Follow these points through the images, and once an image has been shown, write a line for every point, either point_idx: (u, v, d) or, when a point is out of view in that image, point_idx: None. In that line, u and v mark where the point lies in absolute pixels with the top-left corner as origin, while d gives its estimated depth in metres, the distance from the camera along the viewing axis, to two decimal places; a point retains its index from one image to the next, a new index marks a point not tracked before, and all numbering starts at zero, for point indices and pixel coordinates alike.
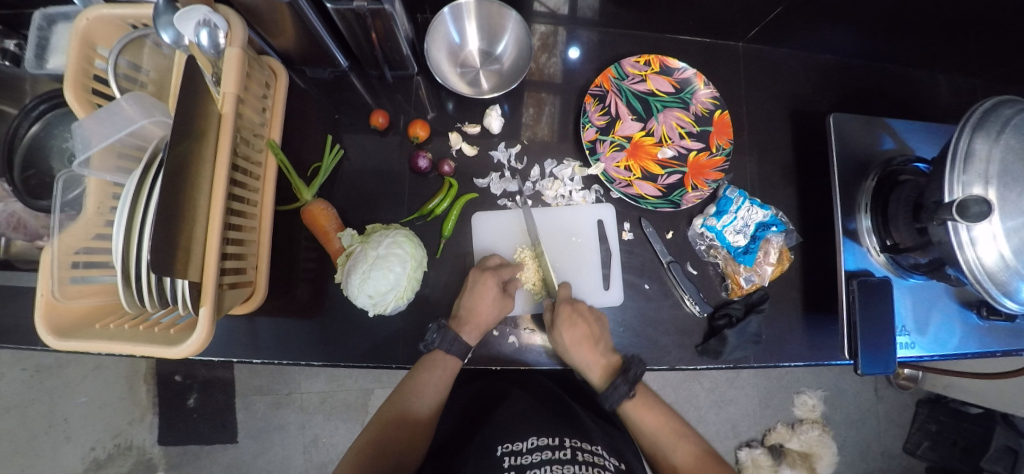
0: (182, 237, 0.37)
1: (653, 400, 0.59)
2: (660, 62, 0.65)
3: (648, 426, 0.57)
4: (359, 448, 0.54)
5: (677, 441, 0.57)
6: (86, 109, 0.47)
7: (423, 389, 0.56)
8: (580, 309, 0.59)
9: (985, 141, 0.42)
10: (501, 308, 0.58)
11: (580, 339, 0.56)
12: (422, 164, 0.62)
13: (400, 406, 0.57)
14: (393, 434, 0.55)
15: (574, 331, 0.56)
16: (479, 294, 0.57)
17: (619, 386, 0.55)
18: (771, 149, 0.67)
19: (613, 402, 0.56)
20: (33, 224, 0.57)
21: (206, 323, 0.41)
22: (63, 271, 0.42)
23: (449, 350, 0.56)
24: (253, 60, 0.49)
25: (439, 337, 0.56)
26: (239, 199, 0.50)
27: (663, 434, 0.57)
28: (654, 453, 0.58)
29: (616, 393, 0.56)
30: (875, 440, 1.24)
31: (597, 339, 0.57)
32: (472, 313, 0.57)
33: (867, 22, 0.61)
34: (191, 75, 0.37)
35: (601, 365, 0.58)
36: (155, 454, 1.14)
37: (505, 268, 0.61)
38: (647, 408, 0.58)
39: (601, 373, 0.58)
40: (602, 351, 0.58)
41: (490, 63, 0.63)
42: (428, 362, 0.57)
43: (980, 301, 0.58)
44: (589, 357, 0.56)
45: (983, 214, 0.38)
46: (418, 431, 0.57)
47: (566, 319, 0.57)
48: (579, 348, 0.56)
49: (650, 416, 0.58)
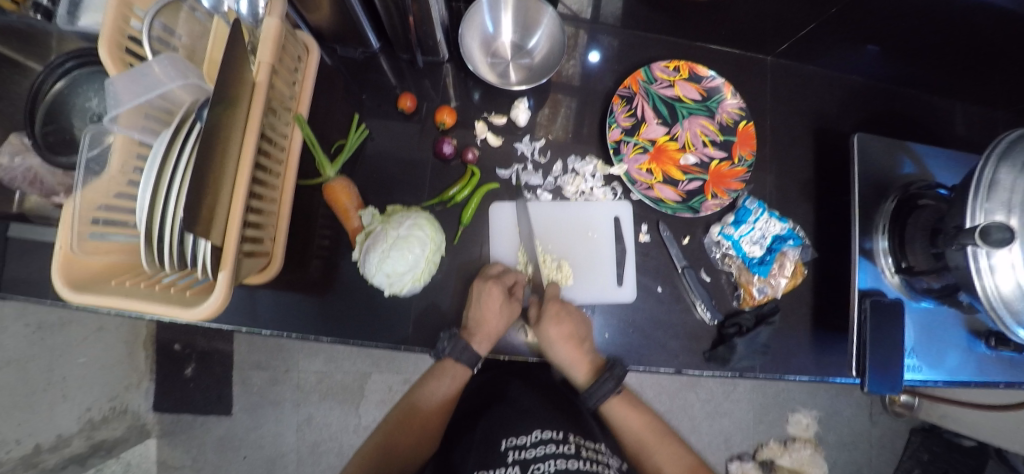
0: (208, 198, 0.37)
1: (636, 400, 0.61)
2: (689, 69, 0.65)
3: (631, 425, 0.59)
4: (365, 454, 0.56)
5: (659, 441, 0.59)
6: (119, 69, 0.46)
7: (431, 396, 0.59)
8: (568, 308, 0.59)
9: (1011, 171, 0.42)
10: (508, 315, 0.57)
11: (566, 336, 0.57)
12: (447, 150, 0.62)
13: (409, 412, 0.59)
14: (398, 441, 0.56)
15: (560, 327, 0.57)
16: (485, 304, 0.56)
17: (605, 383, 0.56)
18: (792, 164, 0.67)
19: (598, 398, 0.57)
20: (50, 180, 0.56)
21: (224, 287, 0.41)
22: (84, 226, 0.41)
23: (459, 359, 0.57)
24: (289, 34, 0.49)
25: (451, 346, 0.56)
26: (264, 169, 0.50)
27: (645, 433, 0.59)
28: (639, 454, 0.60)
29: (603, 391, 0.57)
30: (866, 464, 1.25)
31: (581, 339, 0.58)
32: (480, 324, 0.56)
33: (899, 47, 0.61)
34: (231, 42, 0.37)
35: (585, 364, 0.58)
36: (148, 420, 1.15)
37: (507, 276, 0.59)
38: (629, 407, 0.60)
39: (587, 372, 0.58)
40: (585, 351, 0.58)
41: (522, 57, 0.63)
42: (438, 370, 0.60)
43: (990, 331, 0.58)
44: (572, 355, 0.57)
45: (1005, 241, 0.38)
46: (424, 438, 0.58)
47: (552, 316, 0.57)
48: (562, 343, 0.57)
49: (635, 416, 0.60)
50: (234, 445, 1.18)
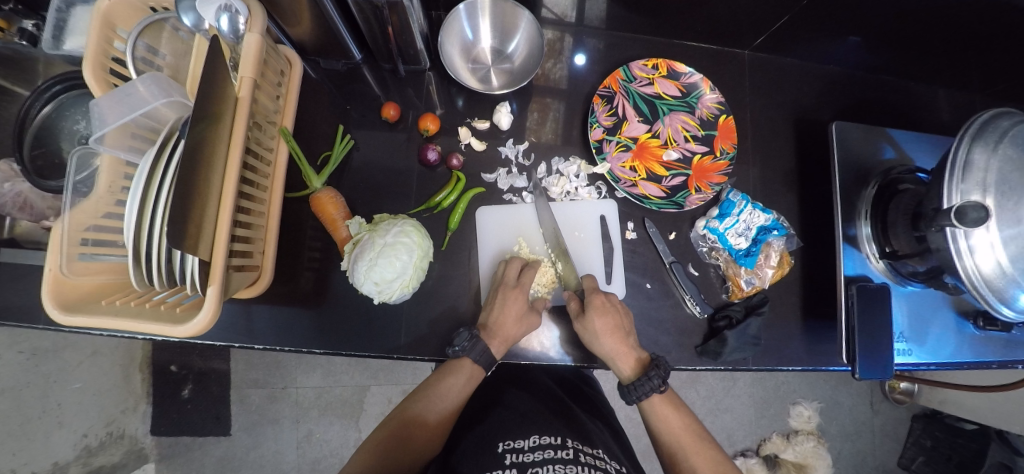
0: (195, 213, 0.37)
1: (679, 402, 0.60)
2: (667, 67, 0.66)
3: (671, 426, 0.58)
4: (374, 442, 0.54)
5: (698, 445, 0.57)
6: (104, 89, 0.47)
7: (446, 393, 0.58)
8: (612, 300, 0.58)
9: (983, 151, 0.43)
10: (525, 324, 0.58)
11: (612, 329, 0.56)
12: (431, 157, 0.63)
13: (418, 407, 0.58)
14: (411, 431, 0.56)
15: (605, 320, 0.56)
16: (506, 308, 0.57)
17: (652, 379, 0.54)
18: (774, 156, 0.68)
19: (641, 394, 0.55)
20: (40, 205, 0.57)
21: (214, 302, 0.41)
22: (72, 247, 0.42)
23: (477, 360, 0.57)
24: (270, 49, 0.50)
25: (470, 345, 0.56)
26: (250, 183, 0.50)
27: (684, 435, 0.58)
28: (674, 455, 0.58)
29: (648, 385, 0.55)
30: (870, 454, 1.24)
31: (626, 332, 0.57)
32: (499, 326, 0.57)
33: (870, 36, 0.62)
34: (212, 58, 0.38)
35: (631, 357, 0.57)
36: (146, 444, 1.14)
37: (527, 279, 0.60)
38: (672, 407, 0.59)
39: (632, 367, 0.57)
40: (631, 344, 0.57)
41: (502, 62, 0.65)
42: (454, 367, 0.59)
43: (976, 311, 0.59)
44: (617, 347, 0.55)
45: (981, 220, 0.38)
46: (437, 432, 0.58)
47: (598, 307, 0.56)
48: (609, 336, 0.55)
49: (676, 416, 0.58)
50: (234, 465, 1.17)
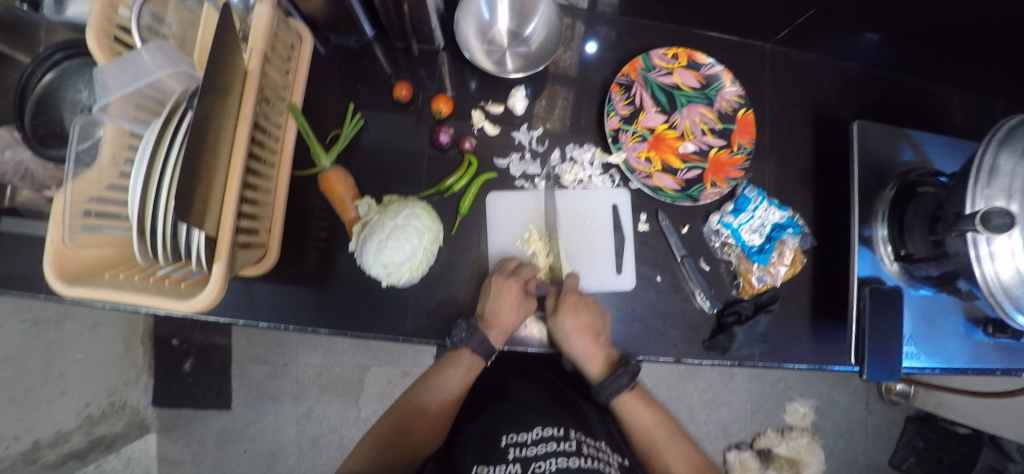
0: (202, 187, 0.36)
1: (648, 398, 0.61)
2: (687, 57, 0.64)
3: (642, 423, 0.59)
4: (377, 435, 0.57)
5: (671, 441, 0.59)
6: (108, 56, 0.45)
7: (440, 395, 0.59)
8: (586, 300, 0.59)
9: (1010, 156, 0.41)
10: (523, 310, 0.58)
11: (583, 329, 0.57)
12: (443, 139, 0.61)
13: (418, 396, 0.59)
14: (409, 424, 0.57)
15: (576, 320, 0.57)
16: (501, 298, 0.56)
17: (620, 376, 0.57)
18: (791, 153, 0.67)
19: (610, 392, 0.57)
20: (41, 175, 0.55)
21: (219, 279, 0.40)
22: (75, 219, 0.40)
23: (475, 350, 0.58)
24: (281, 22, 0.48)
25: (468, 336, 0.57)
26: (258, 159, 0.49)
27: (656, 431, 0.59)
28: (648, 452, 0.60)
29: (616, 384, 0.57)
30: (862, 452, 1.26)
31: (597, 333, 0.58)
32: (496, 317, 0.56)
33: (897, 34, 0.60)
34: (222, 27, 0.36)
35: (600, 358, 0.59)
36: (147, 416, 1.14)
37: (525, 271, 0.59)
38: (642, 404, 0.60)
39: (601, 365, 0.59)
40: (602, 345, 0.58)
41: (518, 45, 0.62)
42: (454, 357, 0.59)
43: (987, 318, 0.58)
44: (586, 348, 0.57)
45: (1006, 226, 0.37)
46: (436, 422, 0.58)
47: (570, 307, 0.58)
48: (579, 335, 0.56)
49: (646, 413, 0.60)
50: (236, 438, 1.18)
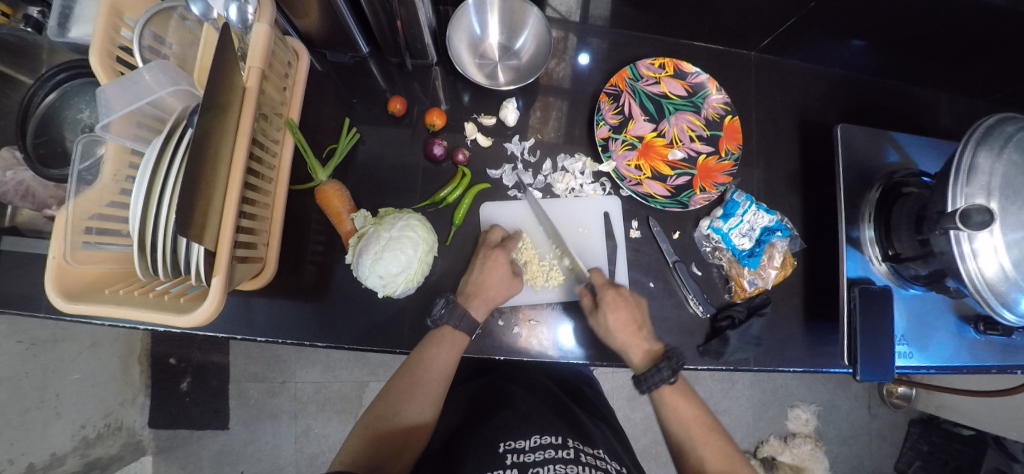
0: (201, 203, 0.37)
1: (690, 393, 0.60)
2: (674, 66, 0.66)
3: (682, 415, 0.58)
4: (354, 449, 0.52)
5: (707, 435, 0.57)
6: (111, 77, 0.46)
7: (422, 405, 0.56)
8: (623, 294, 0.60)
9: (988, 155, 0.42)
10: (509, 284, 0.59)
11: (625, 323, 0.57)
12: (437, 152, 0.63)
13: (398, 403, 0.56)
14: (386, 432, 0.53)
15: (618, 315, 0.57)
16: (488, 269, 0.59)
17: (661, 368, 0.55)
18: (778, 157, 0.69)
19: (652, 384, 0.55)
20: (42, 193, 0.56)
21: (218, 293, 0.41)
22: (76, 235, 0.41)
23: (457, 325, 0.56)
24: (278, 40, 0.50)
25: (447, 311, 0.56)
26: (256, 174, 0.50)
27: (694, 425, 0.58)
28: (682, 444, 0.58)
29: (658, 376, 0.55)
30: (867, 457, 1.25)
31: (639, 324, 0.58)
32: (479, 286, 0.58)
33: (876, 40, 0.63)
34: (222, 47, 0.38)
35: (643, 349, 0.58)
36: (144, 436, 1.15)
37: (512, 244, 0.62)
38: (683, 398, 0.59)
39: (644, 359, 0.57)
40: (646, 338, 0.58)
41: (509, 58, 0.65)
42: (437, 336, 0.56)
43: (978, 316, 0.59)
44: (631, 340, 0.57)
45: (985, 223, 0.38)
46: (419, 431, 0.55)
47: (610, 303, 0.58)
48: (621, 331, 0.57)
49: (686, 406, 0.59)
50: (231, 459, 1.16)
